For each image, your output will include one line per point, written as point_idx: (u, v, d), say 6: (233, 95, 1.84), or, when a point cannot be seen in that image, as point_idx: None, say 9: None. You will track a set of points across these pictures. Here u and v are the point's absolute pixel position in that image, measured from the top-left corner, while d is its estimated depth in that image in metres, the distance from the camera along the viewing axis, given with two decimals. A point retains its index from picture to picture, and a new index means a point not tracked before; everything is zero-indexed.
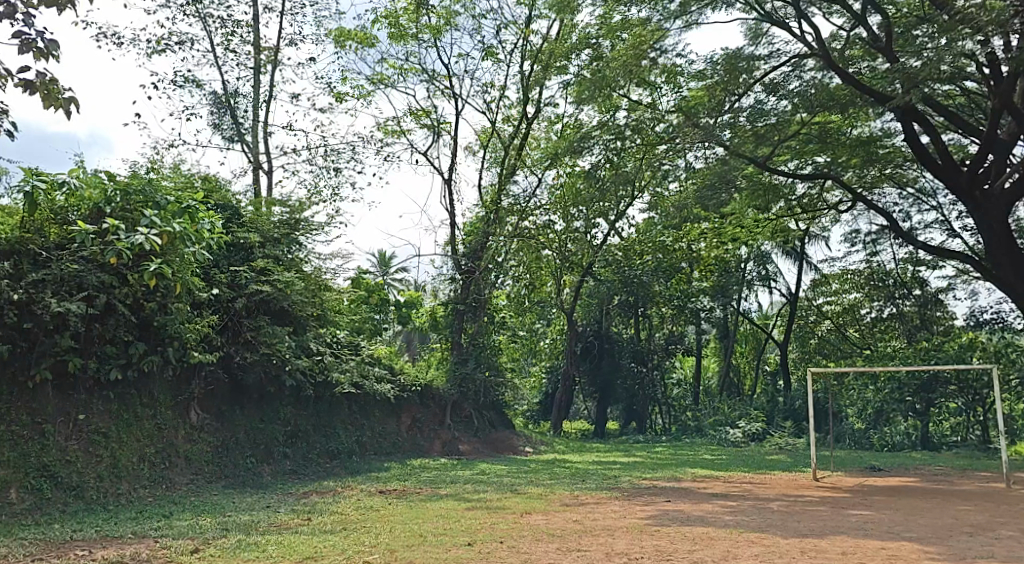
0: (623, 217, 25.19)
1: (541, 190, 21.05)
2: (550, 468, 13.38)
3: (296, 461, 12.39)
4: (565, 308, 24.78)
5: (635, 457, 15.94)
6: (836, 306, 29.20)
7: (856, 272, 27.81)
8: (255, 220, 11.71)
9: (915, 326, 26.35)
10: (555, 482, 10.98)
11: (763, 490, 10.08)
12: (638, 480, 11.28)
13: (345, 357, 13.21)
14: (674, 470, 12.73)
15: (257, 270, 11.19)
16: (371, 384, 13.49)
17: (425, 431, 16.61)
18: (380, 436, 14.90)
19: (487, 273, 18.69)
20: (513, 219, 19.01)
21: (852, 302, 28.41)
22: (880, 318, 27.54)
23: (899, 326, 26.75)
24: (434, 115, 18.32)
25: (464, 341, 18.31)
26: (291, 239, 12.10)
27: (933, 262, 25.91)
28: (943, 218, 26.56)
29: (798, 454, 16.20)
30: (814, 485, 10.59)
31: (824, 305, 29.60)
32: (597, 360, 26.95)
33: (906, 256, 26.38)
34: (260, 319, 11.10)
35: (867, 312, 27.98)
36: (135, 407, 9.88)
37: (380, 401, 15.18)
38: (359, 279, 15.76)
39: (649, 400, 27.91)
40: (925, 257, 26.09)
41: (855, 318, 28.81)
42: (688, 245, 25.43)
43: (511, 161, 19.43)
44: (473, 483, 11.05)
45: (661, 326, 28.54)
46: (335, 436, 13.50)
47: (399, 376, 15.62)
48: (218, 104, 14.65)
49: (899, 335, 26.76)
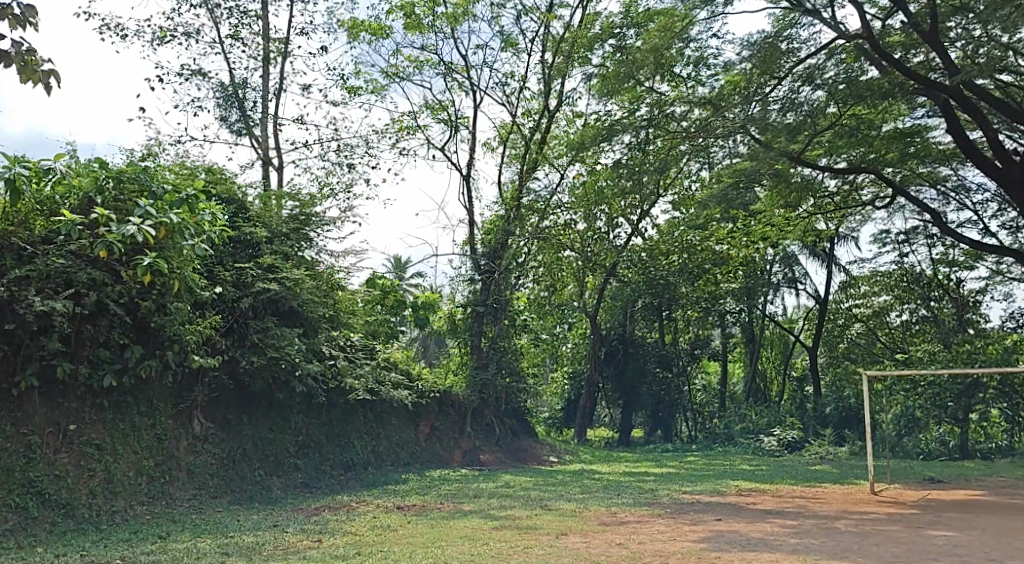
0: (647, 216, 24.20)
1: (562, 188, 20.17)
2: (579, 480, 12.50)
3: (308, 473, 11.55)
4: (588, 311, 23.83)
5: (668, 467, 15.03)
6: (864, 310, 27.87)
7: (887, 273, 26.65)
8: (263, 213, 10.88)
9: (952, 328, 25.16)
10: (588, 497, 10.10)
11: (820, 506, 9.15)
12: (679, 494, 10.35)
13: (359, 362, 12.35)
14: (713, 482, 11.82)
15: (265, 267, 10.33)
16: (387, 390, 12.64)
17: (445, 440, 15.76)
18: (397, 446, 14.07)
19: (507, 274, 17.79)
20: (534, 218, 18.10)
21: (882, 305, 27.19)
22: (912, 322, 26.51)
23: (932, 329, 25.75)
24: (451, 109, 17.49)
25: (485, 346, 17.46)
26: (301, 235, 11.26)
27: (968, 263, 24.71)
28: (979, 215, 25.48)
29: (841, 463, 15.26)
30: (874, 500, 9.63)
31: (853, 308, 28.28)
32: (621, 365, 26.19)
33: (939, 256, 25.35)
34: (268, 321, 10.25)
35: (898, 315, 26.94)
36: (132, 417, 9.08)
37: (397, 409, 14.33)
38: (373, 280, 14.86)
39: (674, 406, 26.93)
40: (960, 258, 24.91)
41: (884, 322, 27.68)
42: (715, 245, 24.43)
43: (532, 157, 18.58)
44: (499, 498, 10.20)
45: (686, 329, 27.60)
46: (350, 446, 12.66)
47: (418, 382, 14.76)
48: (225, 96, 13.89)
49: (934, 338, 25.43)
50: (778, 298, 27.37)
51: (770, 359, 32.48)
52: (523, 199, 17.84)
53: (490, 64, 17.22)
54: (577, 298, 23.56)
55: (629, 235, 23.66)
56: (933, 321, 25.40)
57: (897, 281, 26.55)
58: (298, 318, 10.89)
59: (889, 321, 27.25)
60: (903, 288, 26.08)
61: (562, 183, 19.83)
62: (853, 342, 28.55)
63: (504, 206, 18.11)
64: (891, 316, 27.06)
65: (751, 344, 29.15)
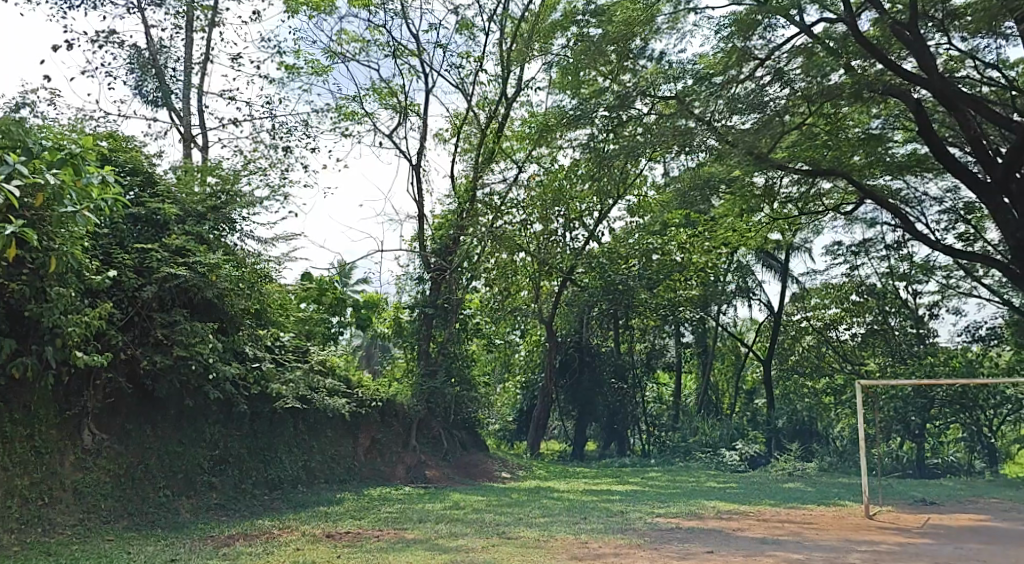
0: (604, 219, 23.02)
1: (517, 187, 18.87)
2: (535, 500, 11.13)
3: (226, 493, 10.00)
4: (544, 317, 22.52)
5: (631, 485, 13.78)
6: (814, 323, 26.88)
7: (838, 285, 25.92)
8: (176, 190, 9.32)
9: (901, 344, 24.40)
10: (552, 521, 8.77)
11: (821, 536, 7.96)
12: (652, 518, 9.09)
13: (289, 366, 10.82)
14: (688, 502, 10.58)
15: (174, 249, 8.73)
16: (321, 397, 11.09)
17: (387, 455, 14.27)
18: (332, 461, 12.56)
19: (458, 275, 16.43)
20: (487, 216, 16.78)
21: (831, 318, 26.25)
22: (860, 337, 25.70)
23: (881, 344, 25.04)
24: (401, 94, 16.08)
25: (434, 351, 16.03)
26: (221, 216, 9.67)
27: (920, 276, 24.07)
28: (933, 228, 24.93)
29: (813, 481, 14.23)
30: (874, 525, 8.50)
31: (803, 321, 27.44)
32: (576, 375, 25.00)
33: (892, 269, 24.68)
34: (177, 313, 8.65)
35: (846, 330, 26.08)
36: (3, 427, 7.44)
37: (334, 420, 12.81)
38: (309, 275, 13.29)
39: (631, 419, 25.80)
40: (911, 272, 24.28)
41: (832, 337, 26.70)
42: (675, 251, 23.39)
43: (487, 150, 17.27)
44: (449, 523, 8.76)
45: (642, 338, 26.50)
46: (277, 461, 11.13)
47: (358, 390, 13.26)
48: (142, 63, 12.30)
49: (884, 353, 24.63)
50: (732, 308, 26.65)
51: (723, 371, 31.61)
52: (478, 192, 16.60)
53: (444, 45, 15.87)
54: (531, 304, 22.23)
55: (585, 238, 22.43)
56: (885, 336, 24.74)
57: (848, 293, 25.82)
58: (217, 311, 9.33)
59: (835, 338, 26.33)
60: (854, 301, 25.37)
61: (518, 179, 18.56)
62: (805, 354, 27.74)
63: (457, 200, 16.73)
64: (838, 331, 26.14)
65: (704, 355, 28.27)
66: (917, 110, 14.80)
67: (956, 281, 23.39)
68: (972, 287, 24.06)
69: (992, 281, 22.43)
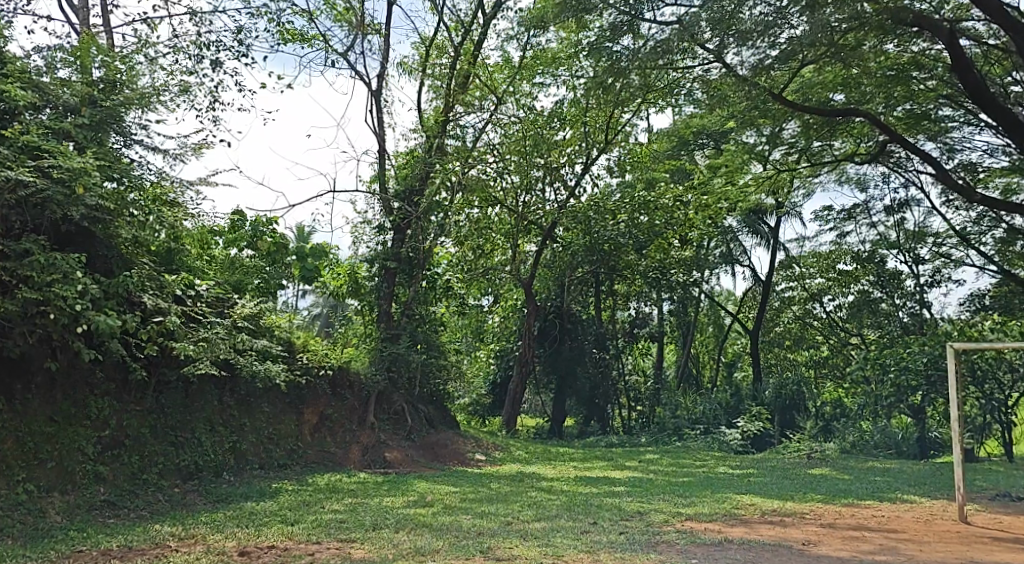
0: (588, 174, 20.63)
1: (493, 130, 16.41)
2: (521, 493, 8.85)
3: (118, 487, 7.59)
4: (522, 280, 20.08)
5: (630, 470, 11.57)
6: (798, 293, 24.96)
7: (825, 253, 23.79)
8: (37, 75, 6.83)
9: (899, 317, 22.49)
10: (553, 530, 6.44)
11: (934, 556, 5.76)
12: (690, 524, 6.83)
13: (207, 321, 8.33)
14: (715, 497, 8.36)
15: (24, 150, 6.16)
16: (249, 361, 8.63)
17: (336, 433, 11.70)
18: (267, 442, 10.12)
19: (427, 222, 13.91)
20: (459, 161, 14.35)
21: (817, 289, 24.32)
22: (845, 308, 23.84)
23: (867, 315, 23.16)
24: (358, 9, 13.49)
25: (396, 313, 13.63)
26: (105, 116, 7.13)
27: (909, 245, 22.19)
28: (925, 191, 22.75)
29: (842, 466, 12.12)
30: (987, 537, 6.35)
31: (786, 291, 25.38)
32: (556, 344, 22.37)
33: (883, 234, 22.50)
34: (31, 240, 6.15)
35: (833, 300, 24.25)
36: None
37: (268, 391, 10.35)
38: (241, 215, 10.78)
39: (612, 392, 23.13)
40: (900, 239, 22.36)
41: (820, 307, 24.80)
42: (656, 215, 20.12)
43: (461, 81, 14.79)
44: (416, 532, 6.42)
45: (624, 305, 24.26)
46: (191, 443, 8.69)
47: (303, 356, 10.87)
48: None
49: (873, 325, 22.85)
50: (716, 276, 24.89)
51: (706, 342, 29.55)
52: (448, 129, 14.22)
53: None
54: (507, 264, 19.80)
55: (567, 191, 20.01)
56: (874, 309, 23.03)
57: (834, 262, 23.63)
58: (95, 232, 6.87)
59: (819, 310, 24.53)
60: (842, 270, 23.30)
61: (493, 118, 16.09)
62: (791, 325, 25.78)
63: (424, 134, 14.20)
64: (822, 303, 24.30)
65: (687, 325, 26.27)
66: (977, 84, 11.85)
67: (949, 249, 21.51)
68: (965, 254, 22.12)
69: (988, 248, 20.49)
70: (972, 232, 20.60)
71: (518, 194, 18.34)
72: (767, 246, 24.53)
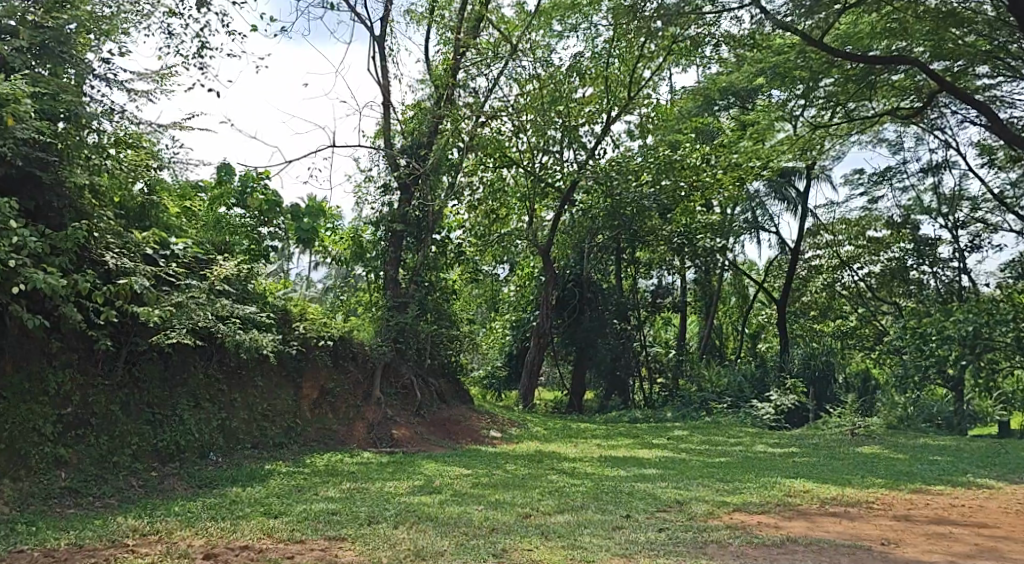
0: (608, 133, 19.42)
1: (506, 82, 15.25)
2: (540, 477, 7.84)
3: (83, 471, 6.67)
4: (539, 247, 18.98)
5: (660, 449, 10.53)
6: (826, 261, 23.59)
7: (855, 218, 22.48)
8: None
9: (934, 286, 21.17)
10: (580, 526, 5.45)
11: None
12: (743, 518, 5.79)
13: (181, 284, 7.30)
14: (762, 483, 7.32)
15: None
16: (232, 329, 7.56)
17: (338, 410, 10.70)
18: (261, 421, 9.13)
19: (436, 182, 12.85)
20: (469, 116, 13.27)
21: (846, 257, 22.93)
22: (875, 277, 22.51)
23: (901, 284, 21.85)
24: None
25: (404, 279, 12.59)
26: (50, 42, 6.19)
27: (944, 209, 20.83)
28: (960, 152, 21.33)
29: (893, 444, 11.00)
30: None
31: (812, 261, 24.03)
32: (575, 314, 21.34)
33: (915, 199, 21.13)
34: None
35: (861, 269, 22.94)
36: None
37: (260, 365, 9.35)
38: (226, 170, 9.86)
39: (634, 364, 22.03)
40: (935, 204, 21.00)
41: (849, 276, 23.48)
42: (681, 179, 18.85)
43: (470, 30, 13.68)
44: (418, 529, 5.44)
45: (646, 274, 23.11)
46: (172, 422, 7.74)
47: (299, 325, 9.88)
48: None
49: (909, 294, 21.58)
50: (740, 244, 23.71)
51: (730, 313, 28.26)
52: (456, 80, 13.13)
53: None
54: (522, 230, 18.68)
55: (585, 153, 18.85)
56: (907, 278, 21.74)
57: (865, 228, 22.33)
58: (38, 173, 5.96)
59: (850, 279, 23.24)
60: (874, 236, 22.05)
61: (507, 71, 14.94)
62: (819, 296, 24.20)
63: (432, 87, 13.13)
64: (853, 271, 22.93)
65: (711, 294, 25.12)
66: None
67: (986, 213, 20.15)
68: (1003, 218, 20.75)
69: None
70: (1011, 195, 19.23)
71: (534, 155, 17.24)
72: (795, 211, 23.27)
